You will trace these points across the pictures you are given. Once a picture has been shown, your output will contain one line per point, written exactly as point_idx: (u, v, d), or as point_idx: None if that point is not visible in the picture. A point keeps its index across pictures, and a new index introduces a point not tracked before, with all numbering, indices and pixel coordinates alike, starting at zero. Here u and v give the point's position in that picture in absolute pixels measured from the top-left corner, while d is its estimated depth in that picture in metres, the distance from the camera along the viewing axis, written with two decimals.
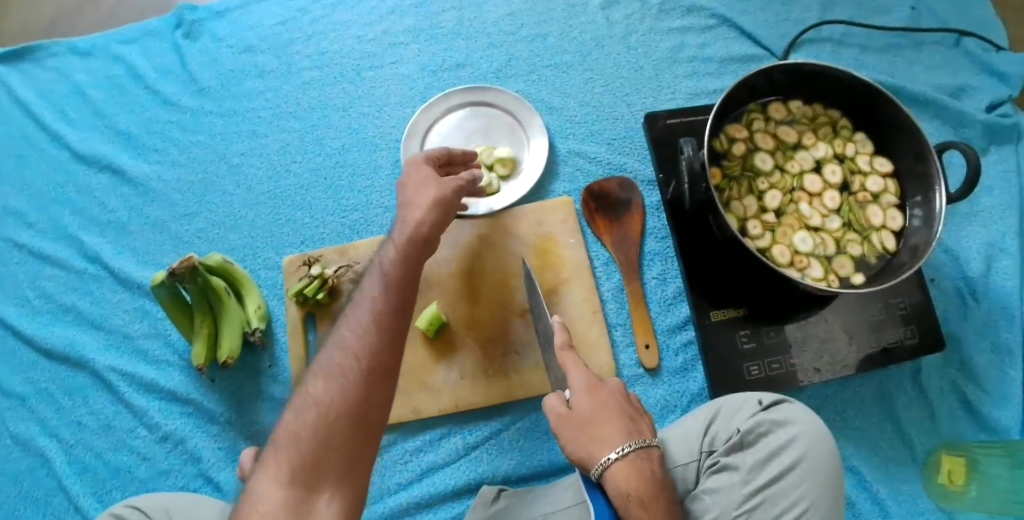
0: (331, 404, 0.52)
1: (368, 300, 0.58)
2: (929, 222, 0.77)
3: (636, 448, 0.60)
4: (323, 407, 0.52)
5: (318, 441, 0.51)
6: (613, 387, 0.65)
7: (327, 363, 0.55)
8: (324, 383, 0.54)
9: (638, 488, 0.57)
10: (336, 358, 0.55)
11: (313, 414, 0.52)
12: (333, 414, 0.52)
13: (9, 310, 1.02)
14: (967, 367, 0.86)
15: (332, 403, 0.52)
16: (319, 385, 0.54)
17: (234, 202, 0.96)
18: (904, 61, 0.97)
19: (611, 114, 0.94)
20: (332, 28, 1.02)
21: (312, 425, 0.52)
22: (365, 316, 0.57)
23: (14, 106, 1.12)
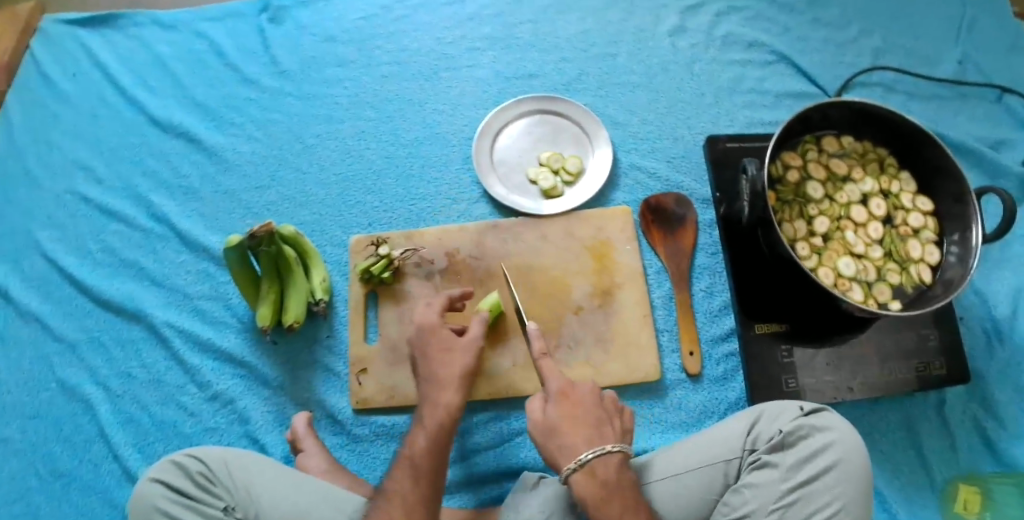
0: (427, 474, 0.66)
1: (442, 392, 0.72)
2: (964, 258, 0.82)
3: (594, 456, 0.66)
4: (420, 479, 0.66)
5: (417, 507, 0.64)
6: (582, 395, 0.72)
7: (415, 446, 0.68)
8: (417, 460, 0.67)
9: (590, 494, 0.65)
10: (423, 441, 0.68)
11: (411, 484, 0.65)
12: (427, 483, 0.66)
13: (69, 259, 1.04)
14: (988, 402, 0.91)
15: (427, 473, 0.66)
16: (414, 460, 0.67)
17: (307, 179, 1.02)
18: (948, 111, 1.03)
19: (672, 135, 1.00)
20: (414, 27, 1.10)
21: (412, 495, 0.65)
22: (449, 366, 0.74)
23: (95, 69, 1.16)
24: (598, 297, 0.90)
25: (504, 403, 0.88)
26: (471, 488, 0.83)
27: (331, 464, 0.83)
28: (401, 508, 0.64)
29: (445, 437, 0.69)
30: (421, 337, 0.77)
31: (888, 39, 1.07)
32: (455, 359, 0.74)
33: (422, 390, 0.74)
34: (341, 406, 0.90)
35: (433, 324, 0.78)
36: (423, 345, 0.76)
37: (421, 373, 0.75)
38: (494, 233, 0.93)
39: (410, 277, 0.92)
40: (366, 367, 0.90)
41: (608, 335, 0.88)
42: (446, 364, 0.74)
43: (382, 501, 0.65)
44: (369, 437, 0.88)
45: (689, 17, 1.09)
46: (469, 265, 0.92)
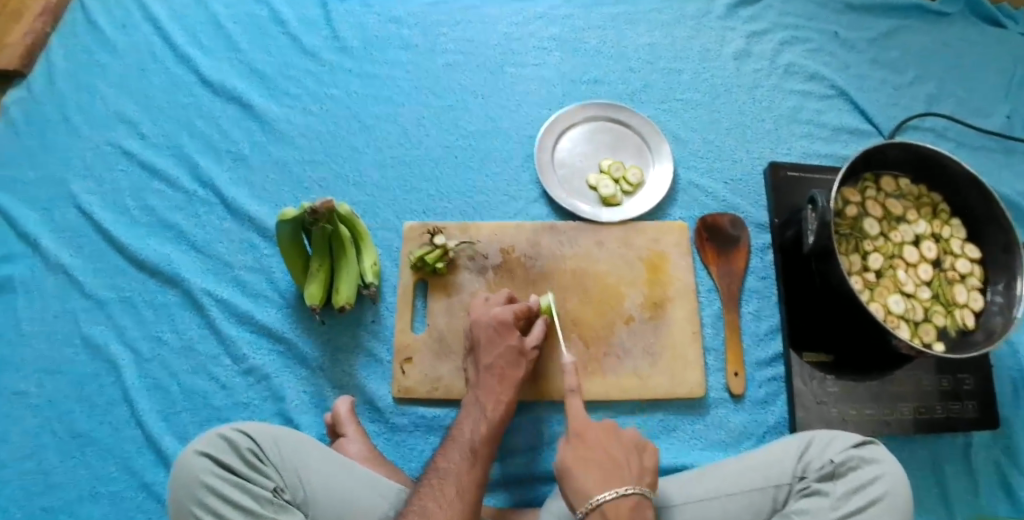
0: (483, 459, 0.70)
1: (503, 388, 0.77)
2: (1009, 306, 0.84)
3: (576, 392, 0.73)
4: (477, 462, 0.69)
5: (470, 487, 0.66)
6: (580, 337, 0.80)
7: (474, 432, 0.72)
8: (475, 444, 0.71)
9: (576, 411, 0.71)
10: (481, 427, 0.73)
11: (470, 464, 0.68)
12: (481, 467, 0.69)
13: (105, 213, 1.01)
14: (1011, 449, 0.93)
15: (483, 458, 0.70)
16: (472, 443, 0.71)
17: (363, 159, 1.00)
18: (995, 162, 1.06)
19: (731, 156, 1.01)
20: (480, 19, 1.09)
21: (468, 473, 0.68)
22: (519, 370, 0.79)
23: (148, 22, 1.14)
24: (649, 309, 0.90)
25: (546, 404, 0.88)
26: (510, 487, 0.83)
27: (370, 450, 0.81)
28: (458, 484, 0.66)
29: (499, 430, 0.74)
30: (490, 334, 0.80)
31: (942, 87, 1.11)
32: (521, 365, 0.79)
33: (481, 383, 0.78)
34: (381, 393, 0.89)
35: (507, 324, 0.81)
36: (491, 343, 0.80)
37: (485, 367, 0.78)
38: (549, 235, 0.93)
39: (463, 269, 0.91)
40: (410, 356, 0.89)
41: (656, 347, 0.88)
42: (511, 366, 0.79)
43: (437, 475, 0.68)
44: (408, 427, 0.87)
45: (754, 42, 1.10)
46: (523, 263, 0.91)
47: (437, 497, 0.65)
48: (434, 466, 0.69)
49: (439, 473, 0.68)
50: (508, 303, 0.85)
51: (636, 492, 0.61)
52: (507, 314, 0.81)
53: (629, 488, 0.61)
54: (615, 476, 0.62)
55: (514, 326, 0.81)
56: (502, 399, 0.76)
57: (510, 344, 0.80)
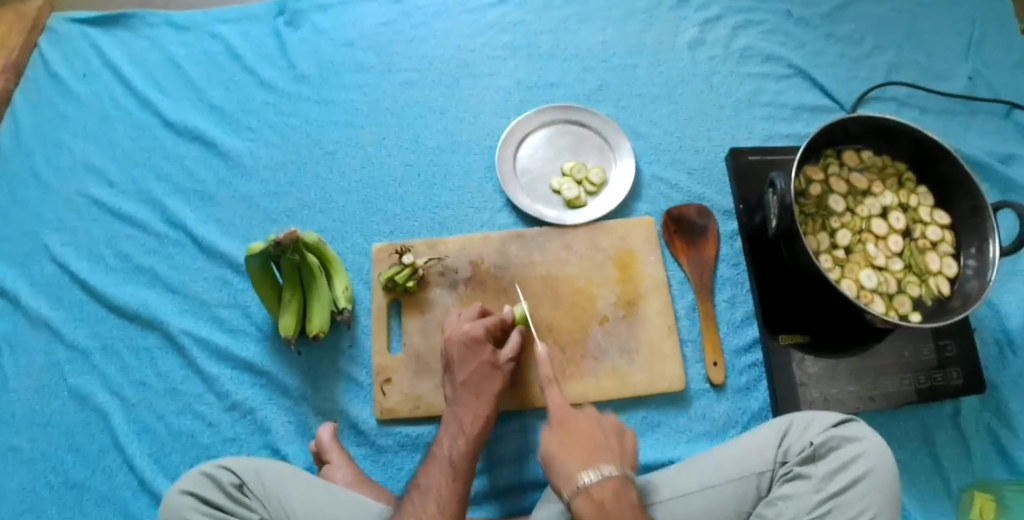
0: (462, 473, 0.70)
1: (480, 403, 0.78)
2: (982, 271, 0.84)
3: (550, 394, 0.73)
4: (456, 476, 0.69)
5: (451, 501, 0.67)
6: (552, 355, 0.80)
7: (452, 448, 0.73)
8: (454, 459, 0.71)
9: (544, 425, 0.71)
10: (459, 442, 0.73)
11: (449, 479, 0.69)
12: (462, 482, 0.69)
13: (81, 264, 1.02)
14: (1001, 411, 0.93)
15: (462, 471, 0.70)
16: (451, 458, 0.71)
17: (328, 186, 1.01)
18: (960, 125, 1.06)
19: (693, 146, 1.01)
20: (433, 35, 1.10)
21: (448, 488, 0.68)
22: (495, 385, 0.80)
23: (107, 71, 1.15)
24: (622, 307, 0.90)
25: (529, 412, 0.89)
26: (499, 498, 0.84)
27: (356, 473, 0.82)
28: (437, 500, 0.67)
29: (478, 443, 0.74)
30: (464, 350, 0.80)
31: (901, 55, 1.10)
32: (496, 379, 0.80)
33: (457, 398, 0.79)
34: (365, 416, 0.89)
35: (479, 339, 0.81)
36: (465, 359, 0.80)
37: (460, 384, 0.79)
38: (517, 243, 0.93)
39: (435, 286, 0.92)
40: (390, 377, 0.90)
41: (632, 344, 0.88)
42: (486, 381, 0.80)
43: (417, 491, 0.68)
44: (394, 447, 0.87)
45: (707, 29, 1.10)
46: (493, 274, 0.92)
47: (417, 513, 0.65)
48: (414, 482, 0.70)
49: (422, 490, 0.68)
50: (481, 317, 0.85)
51: (619, 474, 0.64)
52: (478, 329, 0.81)
53: (613, 470, 0.64)
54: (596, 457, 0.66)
55: (485, 340, 0.81)
56: (479, 414, 0.77)
57: (483, 360, 0.80)
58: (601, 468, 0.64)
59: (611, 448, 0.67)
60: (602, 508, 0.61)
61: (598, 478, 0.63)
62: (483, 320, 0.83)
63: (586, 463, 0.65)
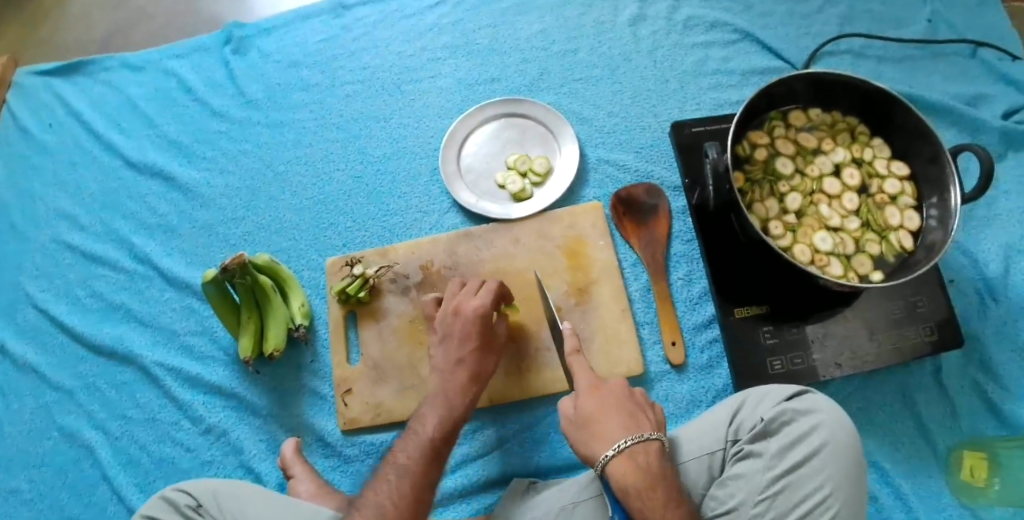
0: (440, 457, 0.69)
1: (470, 384, 0.76)
2: (945, 220, 0.80)
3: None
4: (433, 459, 0.68)
5: (427, 486, 0.66)
6: (613, 386, 0.72)
7: (432, 428, 0.71)
8: (435, 440, 0.70)
9: None
10: (444, 422, 0.72)
11: (428, 465, 0.67)
12: (438, 465, 0.68)
13: (61, 307, 1.06)
14: (986, 364, 0.88)
15: (439, 457, 0.69)
16: (429, 441, 0.69)
17: (281, 206, 1.03)
18: (921, 71, 1.01)
19: (639, 124, 1.00)
20: (373, 44, 1.10)
21: (422, 471, 0.67)
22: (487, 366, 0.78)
23: (72, 118, 1.18)
24: (574, 295, 0.89)
25: (489, 409, 0.88)
26: (465, 498, 0.84)
27: (321, 484, 0.83)
28: (412, 481, 0.65)
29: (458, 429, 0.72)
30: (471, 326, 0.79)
31: (854, 6, 1.06)
32: (490, 359, 0.79)
33: (443, 381, 0.76)
34: (330, 428, 0.90)
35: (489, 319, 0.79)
36: (466, 334, 0.78)
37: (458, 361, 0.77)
38: (465, 241, 0.93)
39: (387, 293, 0.92)
40: (350, 388, 0.90)
41: (587, 332, 0.87)
42: (483, 360, 0.78)
43: (393, 470, 0.67)
44: (360, 456, 0.88)
45: (648, 4, 1.08)
46: (443, 276, 0.92)
47: (390, 493, 0.64)
48: (391, 458, 0.69)
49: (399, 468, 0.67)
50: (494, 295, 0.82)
51: (660, 438, 0.66)
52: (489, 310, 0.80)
53: (653, 433, 0.66)
54: (635, 424, 0.67)
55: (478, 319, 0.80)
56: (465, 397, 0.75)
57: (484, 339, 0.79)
58: (643, 431, 0.66)
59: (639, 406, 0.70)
60: (648, 471, 0.63)
61: (642, 441, 0.65)
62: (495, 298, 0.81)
63: (627, 428, 0.67)
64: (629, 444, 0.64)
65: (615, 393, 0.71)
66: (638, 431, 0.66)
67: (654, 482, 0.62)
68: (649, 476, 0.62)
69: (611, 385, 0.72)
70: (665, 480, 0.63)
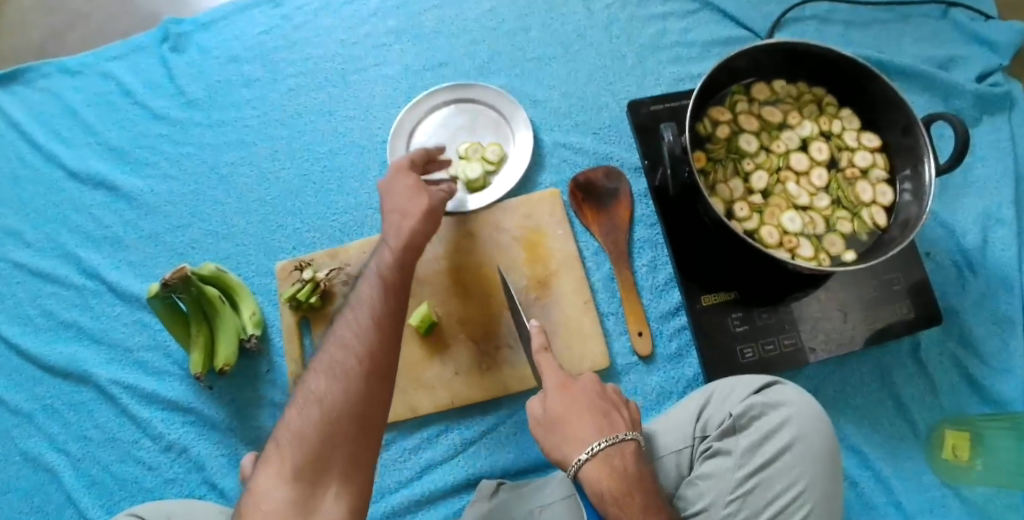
0: (386, 325, 0.61)
1: (399, 248, 0.68)
2: (918, 194, 0.76)
3: None
4: (380, 328, 0.60)
5: (379, 353, 0.58)
6: (586, 384, 0.67)
7: (371, 300, 0.62)
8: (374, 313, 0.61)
9: None
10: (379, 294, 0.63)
11: (372, 333, 0.59)
12: (387, 334, 0.60)
13: (9, 328, 1.02)
14: (966, 339, 0.85)
15: (386, 322, 0.61)
16: (372, 311, 0.61)
17: (227, 210, 0.98)
18: (890, 34, 0.97)
19: (596, 104, 0.95)
20: (315, 33, 1.05)
21: (371, 343, 0.59)
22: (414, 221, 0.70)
23: (12, 129, 1.12)
24: (534, 289, 0.84)
25: (453, 412, 0.84)
26: (432, 505, 0.81)
27: None
28: (356, 356, 0.58)
29: (401, 292, 0.64)
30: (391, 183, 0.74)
31: None
32: (420, 202, 0.72)
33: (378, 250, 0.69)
34: None
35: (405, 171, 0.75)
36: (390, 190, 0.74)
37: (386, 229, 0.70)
38: None
39: (340, 297, 0.88)
40: None
41: (548, 328, 0.83)
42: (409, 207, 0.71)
43: (333, 348, 0.59)
44: None
45: None
46: None
47: (334, 372, 0.57)
48: (330, 337, 0.60)
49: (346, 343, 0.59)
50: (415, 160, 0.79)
51: (634, 438, 0.63)
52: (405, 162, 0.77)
53: (628, 434, 0.63)
54: (608, 425, 0.64)
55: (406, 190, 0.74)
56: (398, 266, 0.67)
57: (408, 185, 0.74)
58: (616, 433, 0.63)
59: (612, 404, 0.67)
60: (624, 475, 0.60)
61: (617, 444, 0.62)
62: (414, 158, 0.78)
63: (600, 430, 0.63)
64: (602, 447, 0.61)
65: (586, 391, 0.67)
66: (612, 433, 0.63)
67: (632, 487, 0.59)
68: (625, 481, 0.60)
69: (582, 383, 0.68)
70: (642, 483, 0.60)
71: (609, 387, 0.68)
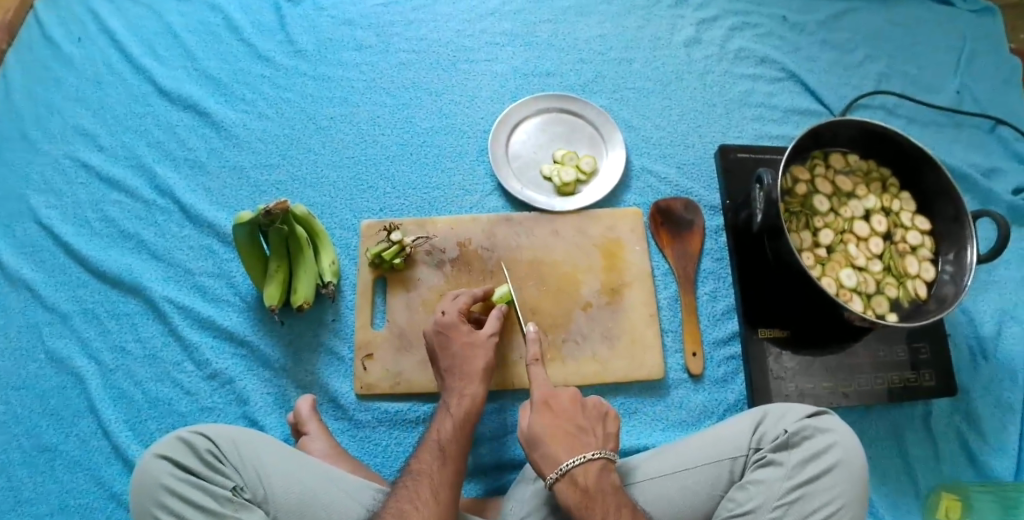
0: (453, 456, 0.70)
1: (465, 384, 0.78)
2: (959, 276, 0.86)
3: None
4: (450, 458, 0.69)
5: (446, 483, 0.66)
6: (564, 402, 0.73)
7: (440, 433, 0.72)
8: (444, 443, 0.71)
9: None
10: (451, 428, 0.73)
11: (441, 463, 0.68)
12: (453, 463, 0.69)
13: (65, 227, 0.99)
14: (971, 416, 0.94)
15: (454, 456, 0.70)
16: (442, 442, 0.71)
17: (318, 161, 1.02)
18: (944, 137, 1.09)
19: (683, 142, 1.04)
20: (433, 17, 1.11)
21: (442, 470, 0.67)
22: (479, 364, 0.80)
23: (102, 34, 1.12)
24: (606, 294, 0.91)
25: (508, 393, 0.89)
26: (475, 477, 0.84)
27: (334, 446, 0.82)
28: (431, 483, 0.65)
29: (468, 426, 0.74)
30: (445, 336, 0.81)
31: (891, 66, 1.13)
32: (478, 355, 0.81)
33: (446, 386, 0.79)
34: (344, 390, 0.89)
35: (455, 321, 0.82)
36: (448, 342, 0.81)
37: (444, 371, 0.80)
38: (505, 226, 0.94)
39: (421, 264, 0.92)
40: (372, 352, 0.90)
41: (614, 331, 0.90)
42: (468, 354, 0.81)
43: (410, 477, 0.66)
44: (372, 422, 0.88)
45: (704, 29, 1.12)
46: (480, 256, 0.93)
47: (412, 498, 0.63)
48: (406, 469, 0.68)
49: (424, 475, 0.66)
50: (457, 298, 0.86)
51: (602, 455, 0.68)
52: (453, 313, 0.83)
53: (595, 452, 0.68)
54: (579, 443, 0.69)
55: (463, 327, 0.83)
56: (467, 399, 0.77)
57: (461, 340, 0.81)
58: (585, 451, 0.68)
59: (586, 421, 0.72)
60: (586, 492, 0.65)
61: (583, 462, 0.66)
62: (460, 303, 0.85)
63: (571, 449, 0.68)
64: (568, 467, 0.66)
65: (563, 407, 0.72)
66: (579, 452, 0.67)
67: (596, 502, 0.64)
68: (586, 498, 0.64)
69: (560, 398, 0.73)
70: (602, 499, 0.64)
71: (588, 403, 0.73)
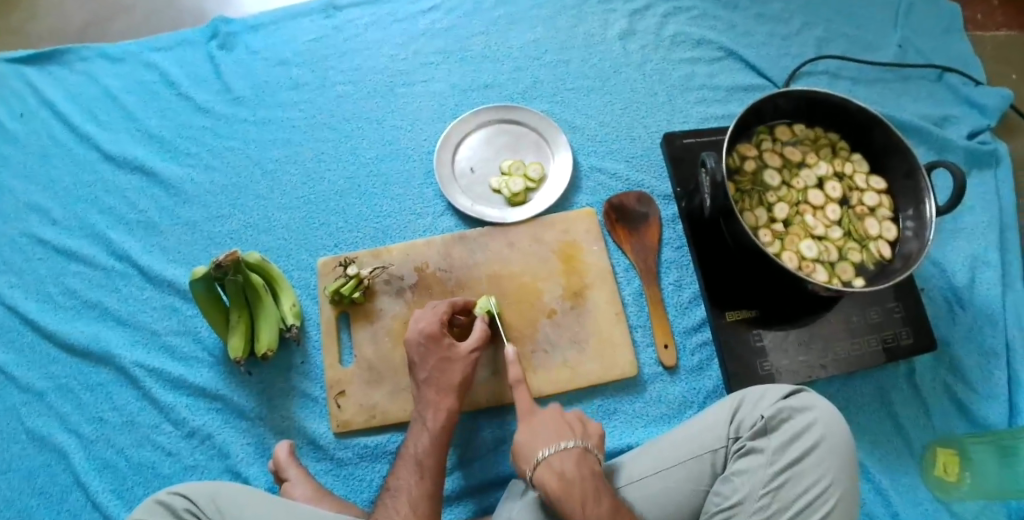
0: (430, 470, 0.70)
1: (440, 398, 0.77)
2: (919, 231, 0.84)
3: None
4: (424, 471, 0.70)
5: (421, 499, 0.67)
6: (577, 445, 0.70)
7: (418, 446, 0.73)
8: (421, 457, 0.72)
9: None
10: (425, 441, 0.73)
11: (418, 478, 0.69)
12: (431, 477, 0.70)
13: (30, 304, 0.99)
14: (957, 367, 0.93)
15: (431, 469, 0.70)
16: (417, 457, 0.72)
17: (269, 206, 1.02)
18: (892, 92, 1.08)
19: (629, 135, 1.03)
20: (365, 46, 1.12)
21: (418, 486, 0.68)
22: (455, 376, 0.79)
23: (43, 107, 1.12)
24: (569, 299, 0.91)
25: (483, 413, 0.88)
26: (462, 500, 0.83)
27: (316, 488, 0.81)
28: (407, 499, 0.67)
29: (444, 438, 0.74)
30: (428, 351, 0.80)
31: (830, 29, 1.12)
32: (454, 371, 0.79)
33: (420, 398, 0.78)
34: (322, 431, 0.89)
35: (437, 337, 0.81)
36: (427, 358, 0.80)
37: (422, 383, 0.78)
38: (460, 244, 0.94)
39: (382, 294, 0.92)
40: (344, 389, 0.90)
41: (582, 335, 0.89)
42: (445, 375, 0.79)
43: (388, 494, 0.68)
44: (354, 459, 0.87)
45: (637, 19, 1.12)
46: (439, 278, 0.92)
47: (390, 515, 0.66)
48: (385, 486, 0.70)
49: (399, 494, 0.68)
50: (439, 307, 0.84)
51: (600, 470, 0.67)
52: (434, 326, 0.81)
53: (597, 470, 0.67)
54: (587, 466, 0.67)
55: (444, 339, 0.81)
56: (439, 411, 0.76)
57: (441, 356, 0.80)
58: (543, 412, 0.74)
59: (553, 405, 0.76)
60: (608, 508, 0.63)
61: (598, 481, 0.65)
62: (439, 314, 0.83)
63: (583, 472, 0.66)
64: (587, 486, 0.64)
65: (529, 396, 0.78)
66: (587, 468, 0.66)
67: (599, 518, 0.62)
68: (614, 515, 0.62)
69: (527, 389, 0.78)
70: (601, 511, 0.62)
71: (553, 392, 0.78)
